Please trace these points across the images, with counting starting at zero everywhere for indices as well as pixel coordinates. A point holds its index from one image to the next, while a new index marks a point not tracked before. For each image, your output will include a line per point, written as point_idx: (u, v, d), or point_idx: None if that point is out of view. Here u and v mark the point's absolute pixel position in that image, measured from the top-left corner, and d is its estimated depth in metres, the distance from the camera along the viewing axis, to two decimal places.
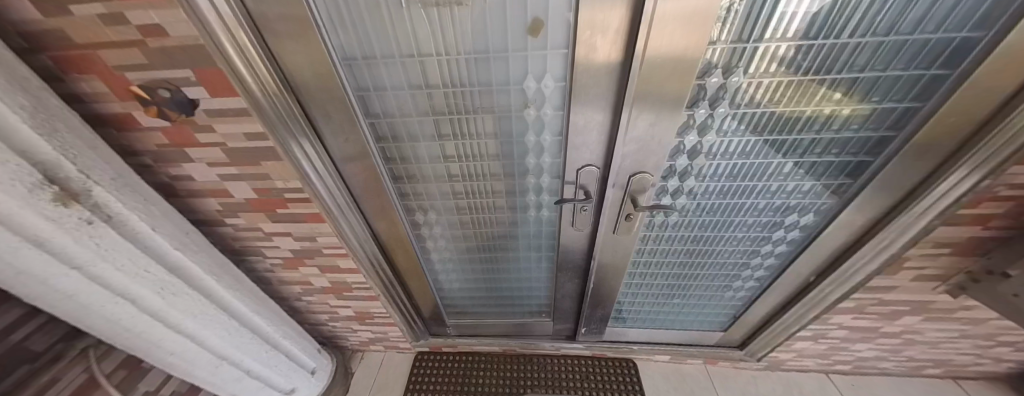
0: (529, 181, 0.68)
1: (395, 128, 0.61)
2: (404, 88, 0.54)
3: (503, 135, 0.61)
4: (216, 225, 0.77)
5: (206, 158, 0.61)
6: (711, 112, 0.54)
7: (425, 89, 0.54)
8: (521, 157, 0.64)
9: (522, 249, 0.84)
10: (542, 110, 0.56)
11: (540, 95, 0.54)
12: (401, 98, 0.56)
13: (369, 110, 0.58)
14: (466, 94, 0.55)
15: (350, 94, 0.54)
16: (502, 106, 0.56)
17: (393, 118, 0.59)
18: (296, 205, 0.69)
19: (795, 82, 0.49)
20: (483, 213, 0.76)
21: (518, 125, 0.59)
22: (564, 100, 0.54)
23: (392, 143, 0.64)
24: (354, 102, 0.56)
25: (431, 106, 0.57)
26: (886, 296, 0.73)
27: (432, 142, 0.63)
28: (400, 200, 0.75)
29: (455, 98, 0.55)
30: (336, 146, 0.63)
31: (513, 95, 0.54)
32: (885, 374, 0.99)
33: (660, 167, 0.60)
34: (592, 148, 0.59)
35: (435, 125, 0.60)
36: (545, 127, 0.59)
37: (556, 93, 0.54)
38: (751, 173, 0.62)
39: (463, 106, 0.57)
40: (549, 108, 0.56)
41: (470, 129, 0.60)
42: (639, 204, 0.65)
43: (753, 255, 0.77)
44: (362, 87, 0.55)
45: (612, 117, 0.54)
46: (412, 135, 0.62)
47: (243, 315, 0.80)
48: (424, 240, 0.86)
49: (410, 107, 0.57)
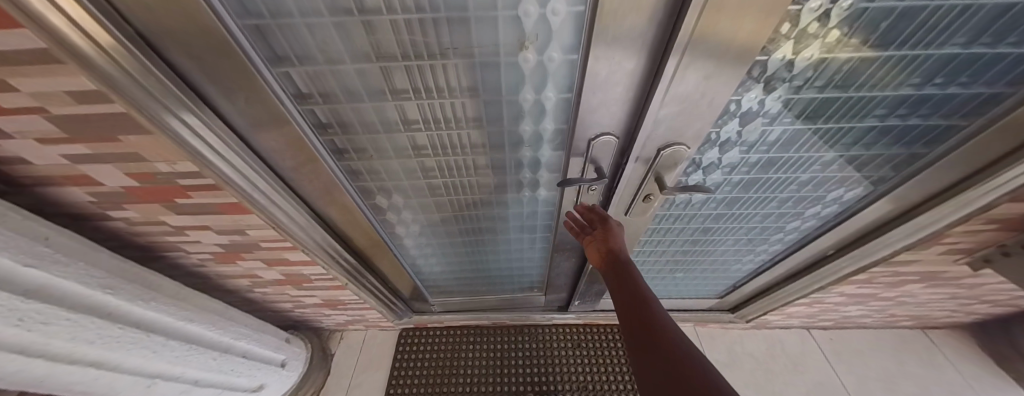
0: (522, 154, 0.53)
1: (324, 82, 0.41)
2: (322, 12, 0.33)
3: (486, 92, 0.43)
4: (99, 220, 0.57)
5: (31, 132, 0.39)
6: (792, 61, 0.36)
7: (359, 16, 0.33)
8: (514, 124, 0.48)
9: (514, 230, 0.73)
10: (548, 53, 0.39)
11: (544, 27, 0.36)
12: (321, 31, 0.35)
13: (269, 50, 0.37)
14: (427, 24, 0.35)
15: (235, 22, 0.32)
16: (486, 43, 0.37)
17: (315, 65, 0.38)
18: (199, 194, 0.50)
19: (937, 11, 0.30)
20: (467, 193, 0.61)
21: (511, 76, 0.41)
22: (584, 35, 0.36)
23: (322, 107, 0.44)
24: (240, 40, 0.33)
25: (373, 45, 0.37)
26: (903, 269, 0.68)
27: (382, 103, 0.44)
28: (349, 179, 0.57)
29: (411, 32, 0.36)
30: (238, 111, 0.42)
31: (502, 26, 0.36)
32: (860, 327, 1.03)
33: (702, 136, 0.44)
34: (609, 111, 0.43)
35: (384, 76, 0.41)
36: (548, 80, 0.42)
37: (569, 23, 0.36)
38: (812, 142, 0.46)
39: (427, 45, 0.37)
40: (557, 50, 0.38)
41: (439, 81, 0.42)
42: (666, 185, 0.50)
43: (775, 231, 0.67)
44: (249, 10, 0.32)
45: (649, 68, 0.38)
46: (352, 93, 0.42)
47: (167, 326, 0.64)
48: (393, 226, 0.71)
49: (338, 44, 0.36)
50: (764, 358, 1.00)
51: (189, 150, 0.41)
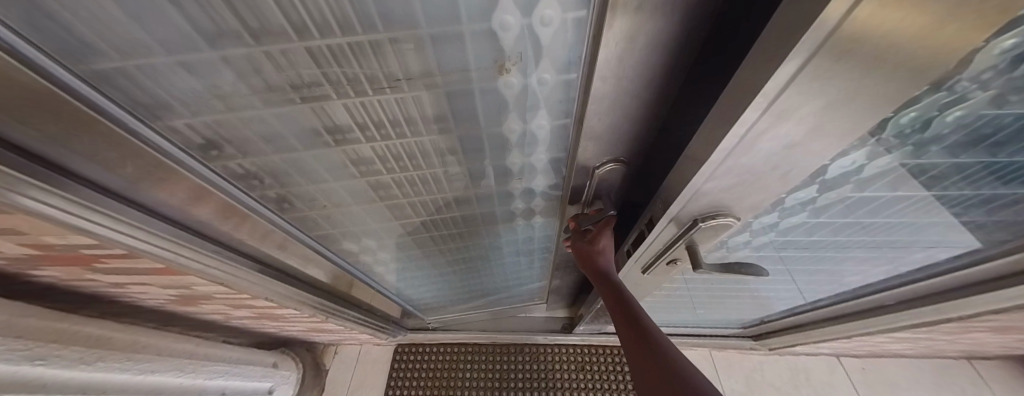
0: (513, 185, 0.51)
1: (236, 131, 0.32)
2: (200, 44, 0.23)
3: (461, 118, 0.37)
4: (21, 277, 0.48)
5: None
6: (927, 121, 0.23)
7: (258, 45, 0.24)
8: (501, 157, 0.44)
9: (510, 255, 0.74)
10: (538, 75, 0.32)
11: (531, 47, 0.28)
12: (212, 71, 0.25)
13: (137, 102, 0.26)
14: (366, 52, 0.26)
15: (70, 71, 0.22)
16: (454, 67, 0.30)
17: (214, 110, 0.29)
18: (117, 261, 0.40)
19: None
20: (460, 227, 0.62)
21: (494, 105, 0.35)
22: (587, 49, 0.28)
23: (241, 159, 0.36)
24: (74, 91, 0.23)
25: (289, 82, 0.28)
26: (979, 324, 0.56)
27: (321, 148, 0.37)
28: (307, 232, 0.52)
29: (342, 63, 0.27)
30: (109, 171, 0.31)
31: (471, 45, 0.28)
32: (897, 355, 0.93)
33: (760, 208, 0.31)
34: (615, 120, 0.36)
35: (317, 117, 0.33)
36: (540, 108, 0.36)
37: (567, 35, 0.27)
38: (917, 205, 0.33)
39: (371, 77, 0.29)
40: (548, 70, 0.31)
41: (395, 114, 0.34)
42: (701, 264, 0.37)
43: (822, 280, 0.56)
44: (84, 54, 0.21)
45: (661, 74, 0.32)
46: (276, 140, 0.34)
47: (124, 383, 0.58)
48: (371, 267, 0.70)
49: (240, 85, 0.27)
50: (786, 389, 0.91)
51: (46, 218, 0.30)
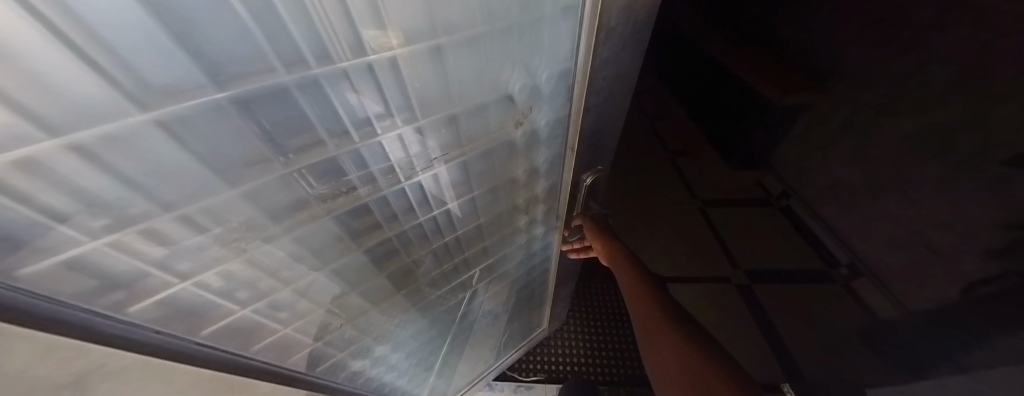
0: (511, 210, 0.83)
1: (236, 273, 0.40)
2: (222, 187, 0.31)
3: (472, 176, 0.63)
4: None
5: None
6: None
7: (288, 170, 0.35)
8: (496, 200, 0.76)
9: (498, 282, 1.10)
10: (538, 121, 0.63)
11: (527, 112, 0.58)
12: (222, 212, 0.33)
13: (87, 290, 0.29)
14: (423, 129, 0.46)
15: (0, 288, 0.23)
16: (481, 132, 0.55)
17: (203, 253, 0.35)
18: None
19: None
20: (465, 275, 0.93)
21: (503, 152, 0.64)
22: (565, 92, 0.58)
23: (239, 310, 0.43)
24: (23, 278, 0.24)
25: (320, 195, 0.41)
26: None
27: (340, 251, 0.52)
28: (284, 361, 0.56)
29: (374, 157, 0.44)
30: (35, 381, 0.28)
31: (488, 117, 0.54)
32: None
33: None
34: (590, 121, 0.64)
35: (329, 230, 0.47)
36: (545, 145, 0.70)
37: (555, 88, 0.57)
38: None
39: (371, 177, 0.46)
40: (544, 119, 0.63)
41: (428, 189, 0.58)
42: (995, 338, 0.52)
43: None
44: (39, 238, 0.24)
45: (605, 98, 0.61)
46: (276, 269, 0.44)
47: None
48: (380, 340, 0.82)
49: (261, 217, 0.37)
50: None
51: None
